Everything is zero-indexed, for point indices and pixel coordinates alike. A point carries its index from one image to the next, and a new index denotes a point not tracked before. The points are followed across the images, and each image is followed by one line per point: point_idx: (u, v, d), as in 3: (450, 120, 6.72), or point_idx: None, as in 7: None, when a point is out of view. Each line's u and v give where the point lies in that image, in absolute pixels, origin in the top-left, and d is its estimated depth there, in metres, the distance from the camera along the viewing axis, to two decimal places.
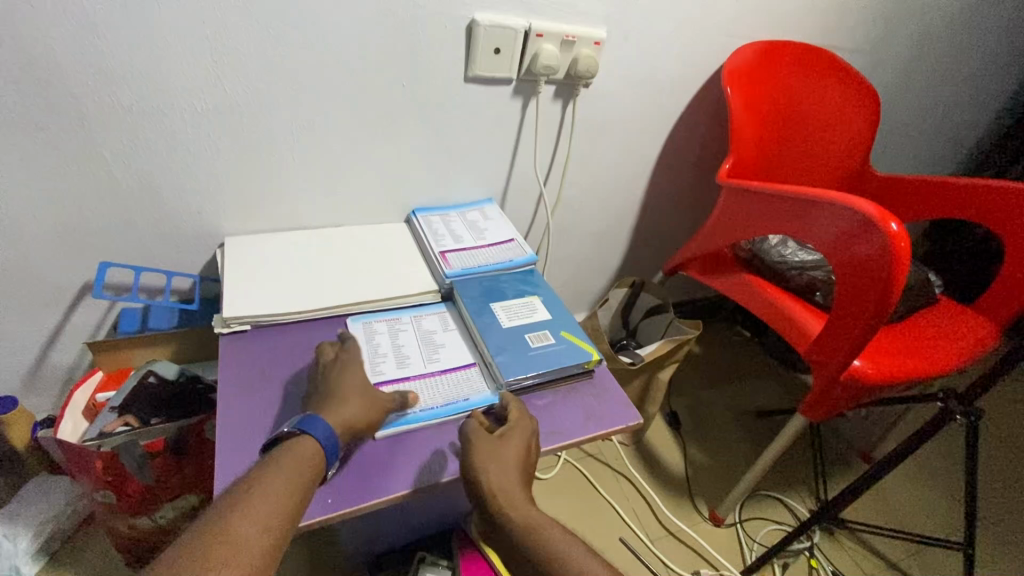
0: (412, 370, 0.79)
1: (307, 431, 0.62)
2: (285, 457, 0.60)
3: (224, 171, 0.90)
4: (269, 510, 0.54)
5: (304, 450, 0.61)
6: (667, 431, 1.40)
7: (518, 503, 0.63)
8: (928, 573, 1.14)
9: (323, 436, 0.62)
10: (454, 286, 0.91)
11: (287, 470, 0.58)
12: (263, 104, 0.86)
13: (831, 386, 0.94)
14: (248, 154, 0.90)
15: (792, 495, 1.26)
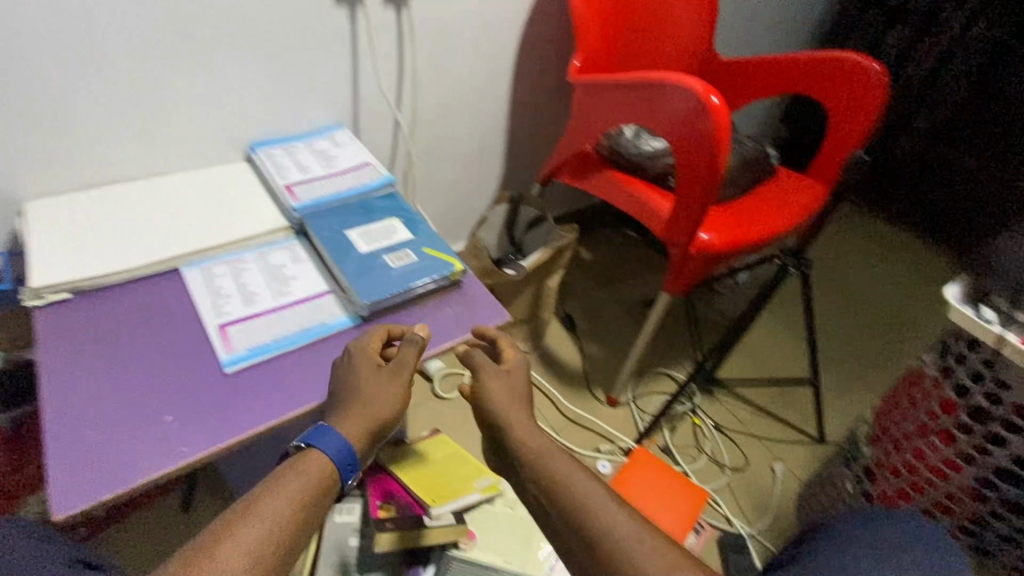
0: (261, 306, 0.77)
1: (314, 445, 0.59)
2: (299, 474, 0.56)
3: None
4: (262, 538, 0.50)
5: (310, 466, 0.57)
6: (564, 334, 1.49)
7: (524, 424, 0.66)
8: (788, 407, 1.33)
9: (335, 449, 0.59)
10: (304, 219, 0.87)
11: (290, 487, 0.54)
12: (18, 29, 0.72)
13: (685, 260, 1.02)
14: (24, 98, 0.77)
15: (677, 367, 1.39)
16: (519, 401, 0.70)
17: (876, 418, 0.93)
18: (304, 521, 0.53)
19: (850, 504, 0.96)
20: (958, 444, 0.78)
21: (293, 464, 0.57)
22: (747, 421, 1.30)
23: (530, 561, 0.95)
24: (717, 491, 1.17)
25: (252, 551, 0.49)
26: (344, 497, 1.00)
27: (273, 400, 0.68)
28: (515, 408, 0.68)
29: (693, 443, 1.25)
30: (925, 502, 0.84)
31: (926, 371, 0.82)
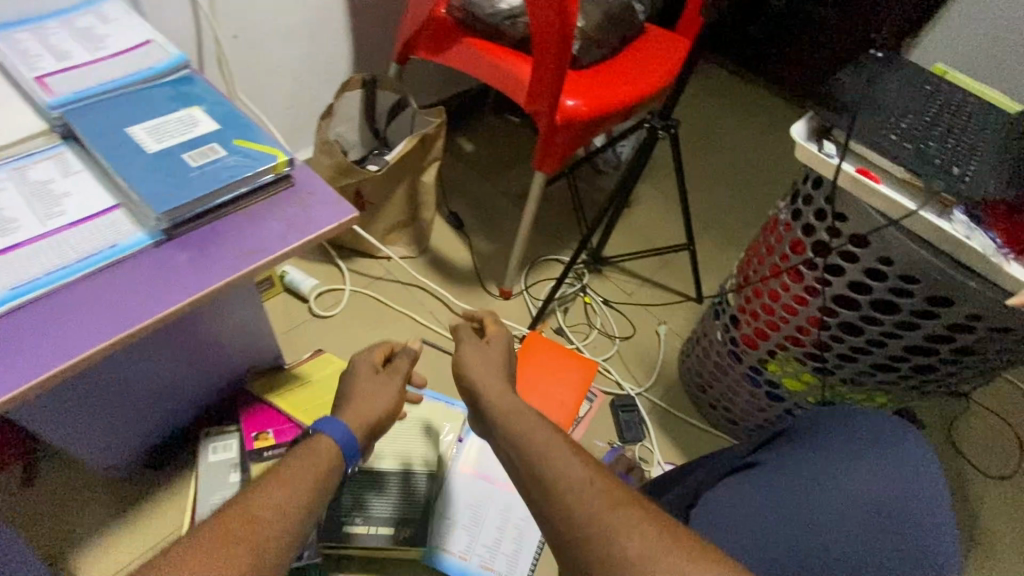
0: (22, 235, 0.61)
1: (322, 430, 0.62)
2: (310, 451, 0.59)
3: None
4: (295, 510, 0.52)
5: (320, 448, 0.60)
6: (451, 232, 1.41)
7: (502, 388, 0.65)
8: (673, 274, 1.39)
9: (339, 435, 0.62)
10: (66, 118, 0.68)
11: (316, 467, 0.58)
12: None
13: (552, 133, 0.95)
14: None
15: (567, 251, 1.38)
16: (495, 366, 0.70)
17: (741, 269, 0.97)
18: (319, 493, 0.55)
19: (720, 352, 1.04)
20: (804, 279, 0.81)
21: (306, 446, 0.60)
22: (634, 293, 1.34)
23: (428, 456, 0.96)
24: (608, 360, 1.22)
25: (279, 512, 0.51)
26: (219, 433, 0.92)
27: (58, 343, 0.56)
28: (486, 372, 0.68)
29: (584, 321, 1.28)
30: (778, 338, 0.89)
31: (780, 217, 0.86)
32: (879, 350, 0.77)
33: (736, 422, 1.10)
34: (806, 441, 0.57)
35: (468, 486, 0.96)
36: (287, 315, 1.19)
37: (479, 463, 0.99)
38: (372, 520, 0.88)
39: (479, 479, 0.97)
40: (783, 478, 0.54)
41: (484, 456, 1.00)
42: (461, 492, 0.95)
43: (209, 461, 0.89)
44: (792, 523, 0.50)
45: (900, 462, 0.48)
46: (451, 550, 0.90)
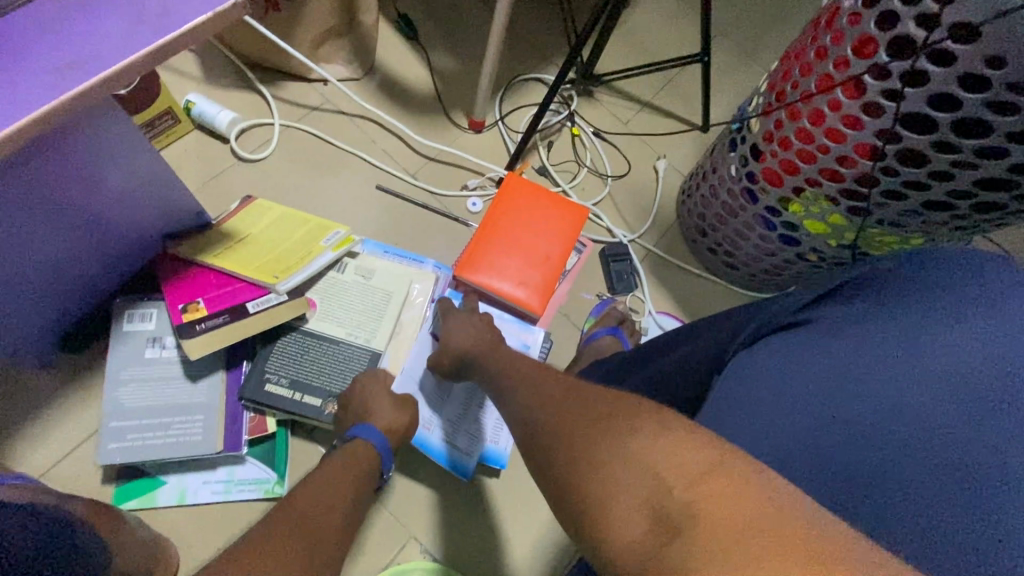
0: None
1: (360, 435, 0.68)
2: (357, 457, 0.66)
3: None
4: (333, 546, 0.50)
5: (361, 455, 0.66)
6: (402, 43, 1.10)
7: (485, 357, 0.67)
8: (676, 96, 1.16)
9: (377, 441, 0.68)
10: None
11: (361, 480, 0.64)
12: None
13: None
14: None
15: (550, 68, 1.11)
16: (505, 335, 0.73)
17: (774, 84, 0.77)
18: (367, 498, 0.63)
19: (731, 190, 0.88)
20: (865, 94, 0.62)
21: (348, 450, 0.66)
22: (630, 121, 1.12)
23: (380, 332, 0.82)
24: (598, 205, 1.06)
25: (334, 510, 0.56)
26: (134, 299, 0.76)
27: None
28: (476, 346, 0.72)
29: (571, 158, 1.08)
30: (810, 173, 0.73)
31: (846, 5, 0.63)
32: (942, 185, 0.63)
33: (737, 268, 1.00)
34: (894, 295, 0.45)
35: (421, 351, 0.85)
36: (206, 160, 0.96)
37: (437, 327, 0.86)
38: (295, 377, 0.77)
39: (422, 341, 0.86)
40: (872, 347, 0.42)
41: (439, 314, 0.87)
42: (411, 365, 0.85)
43: (124, 330, 0.75)
44: (896, 405, 0.39)
45: (1000, 314, 0.41)
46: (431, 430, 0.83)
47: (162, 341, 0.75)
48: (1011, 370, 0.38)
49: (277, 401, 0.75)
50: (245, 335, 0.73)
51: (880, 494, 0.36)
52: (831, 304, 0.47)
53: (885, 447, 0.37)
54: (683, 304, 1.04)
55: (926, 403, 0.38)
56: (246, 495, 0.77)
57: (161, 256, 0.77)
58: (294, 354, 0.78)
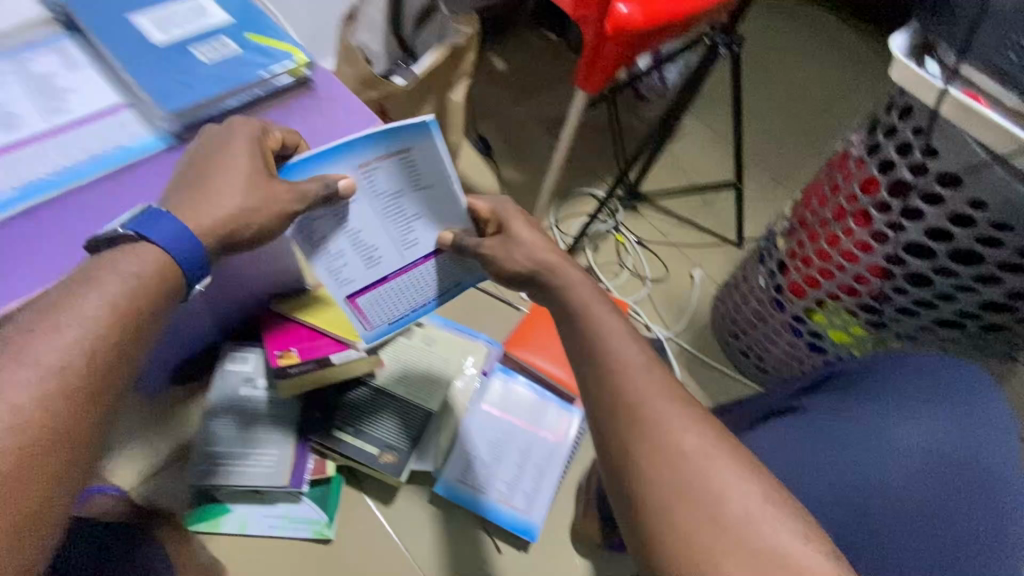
0: (26, 129, 0.57)
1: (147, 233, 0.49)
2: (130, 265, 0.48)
3: None
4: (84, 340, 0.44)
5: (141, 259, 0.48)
6: (479, 159, 1.33)
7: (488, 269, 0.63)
8: (714, 215, 1.30)
9: (165, 239, 0.49)
10: (69, 5, 0.61)
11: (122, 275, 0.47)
12: None
13: (601, 43, 0.85)
14: None
15: (601, 185, 1.29)
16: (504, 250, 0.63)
17: (796, 211, 0.89)
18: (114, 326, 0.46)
19: (760, 298, 0.98)
20: (873, 224, 0.73)
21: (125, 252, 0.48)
22: (670, 233, 1.26)
23: (436, 395, 0.92)
24: (638, 302, 1.17)
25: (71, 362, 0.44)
26: (236, 344, 0.90)
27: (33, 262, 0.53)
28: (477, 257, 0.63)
29: (615, 260, 1.22)
30: (830, 288, 0.82)
31: (852, 153, 0.76)
32: (947, 305, 0.73)
33: (768, 372, 1.06)
34: (864, 391, 0.65)
35: (360, 203, 0.58)
36: None
37: (422, 181, 0.59)
38: (359, 426, 0.88)
39: (321, 173, 0.55)
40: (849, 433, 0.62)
41: (427, 202, 0.61)
42: (318, 227, 0.58)
43: (226, 369, 0.88)
44: (877, 474, 0.59)
45: (948, 411, 0.62)
46: (390, 322, 0.70)
47: (254, 381, 0.88)
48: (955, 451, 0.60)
49: (341, 446, 0.86)
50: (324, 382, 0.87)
51: (878, 507, 0.58)
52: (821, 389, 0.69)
53: (880, 514, 0.57)
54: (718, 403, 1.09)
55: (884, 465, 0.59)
56: (299, 533, 0.86)
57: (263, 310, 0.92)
58: (361, 405, 0.89)
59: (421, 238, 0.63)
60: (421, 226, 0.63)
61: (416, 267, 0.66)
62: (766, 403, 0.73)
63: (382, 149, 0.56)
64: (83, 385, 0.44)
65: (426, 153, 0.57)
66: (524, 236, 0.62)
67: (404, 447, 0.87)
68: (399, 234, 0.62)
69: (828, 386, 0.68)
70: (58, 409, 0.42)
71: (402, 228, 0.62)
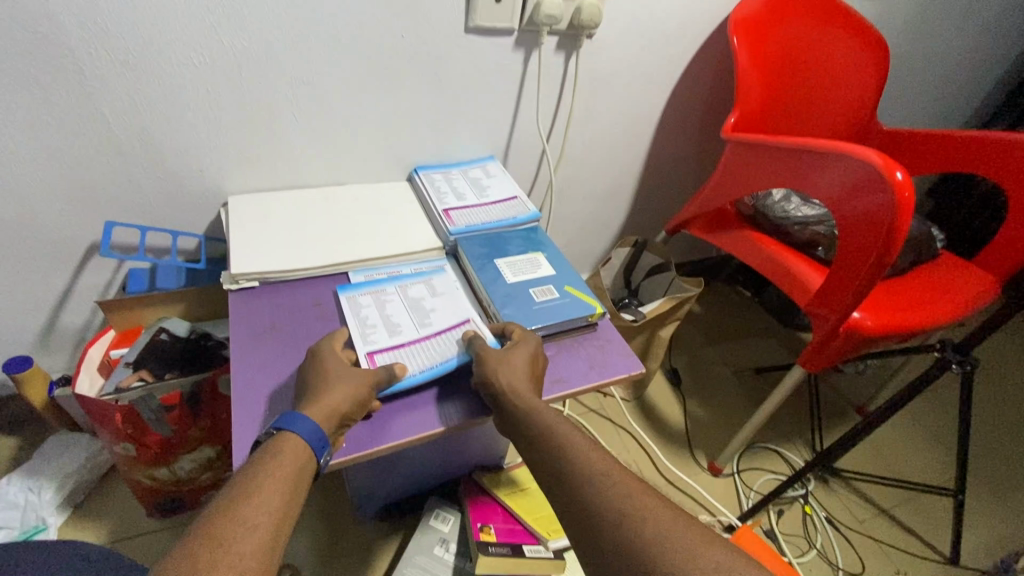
0: (405, 336, 0.77)
1: (287, 429, 0.60)
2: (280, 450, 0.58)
3: (230, 140, 0.90)
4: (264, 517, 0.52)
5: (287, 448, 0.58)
6: (667, 386, 1.44)
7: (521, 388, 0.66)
8: (920, 517, 1.19)
9: (306, 432, 0.60)
10: (458, 243, 0.91)
11: (276, 469, 0.56)
12: (268, 76, 0.85)
13: (833, 336, 0.96)
14: (252, 123, 0.90)
15: (788, 447, 1.30)
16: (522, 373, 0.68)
17: None
18: (292, 482, 0.56)
19: None
20: None
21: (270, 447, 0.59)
22: (866, 522, 1.18)
23: None
24: None
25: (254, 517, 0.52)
26: (439, 503, 1.03)
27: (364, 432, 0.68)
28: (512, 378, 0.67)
29: (802, 533, 1.15)
30: None
31: None
32: None
33: None
34: None
35: (395, 300, 0.82)
36: None
37: (441, 291, 0.85)
38: None
39: (378, 290, 0.84)
40: None
41: (444, 304, 0.83)
42: (363, 309, 0.80)
43: (428, 524, 0.99)
44: None
45: None
46: (397, 378, 0.70)
47: (447, 544, 0.97)
48: None
49: None
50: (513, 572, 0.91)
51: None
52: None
53: None
54: None
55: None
56: None
57: (468, 479, 1.05)
58: None
59: (436, 320, 0.80)
60: (439, 315, 0.81)
61: (430, 341, 0.77)
62: None
63: (420, 278, 0.87)
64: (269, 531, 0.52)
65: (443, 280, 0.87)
66: (517, 360, 0.69)
67: None
68: (416, 316, 0.80)
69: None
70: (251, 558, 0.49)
71: (421, 317, 0.80)
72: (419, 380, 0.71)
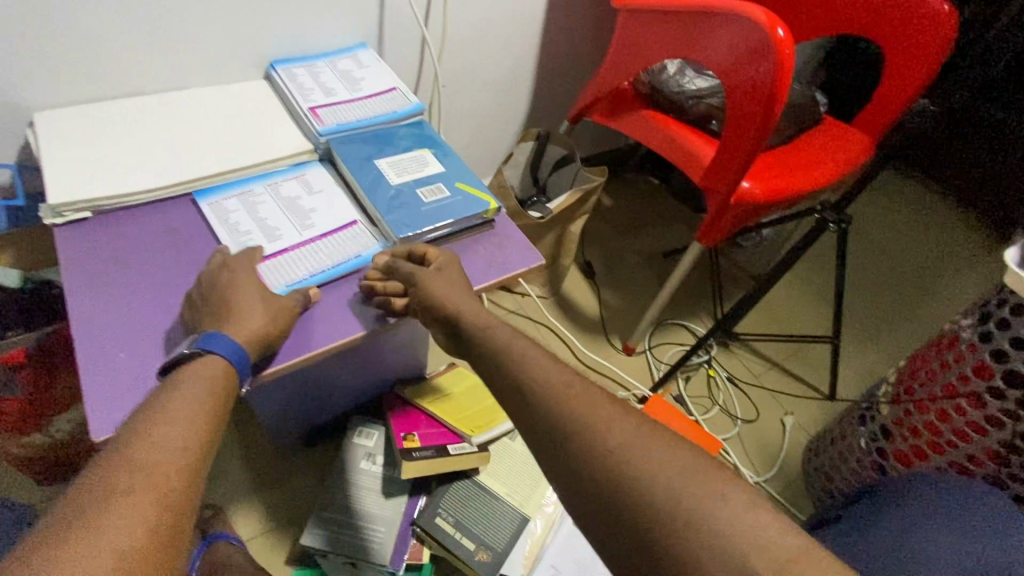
0: (286, 241, 0.72)
1: (209, 350, 0.55)
2: (197, 376, 0.54)
3: (12, 38, 0.71)
4: (183, 437, 0.49)
5: (209, 372, 0.55)
6: (583, 279, 1.47)
7: (466, 302, 0.63)
8: (805, 365, 1.34)
9: (231, 353, 0.56)
10: (331, 145, 0.82)
11: (194, 393, 0.53)
12: None
13: (724, 209, 0.98)
14: (36, 14, 0.71)
15: (694, 320, 1.39)
16: (460, 290, 0.65)
17: (901, 378, 0.93)
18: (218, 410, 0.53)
19: (860, 459, 0.98)
20: (987, 407, 0.77)
21: (182, 370, 0.55)
22: (760, 375, 1.31)
23: (531, 501, 0.97)
24: (727, 440, 1.19)
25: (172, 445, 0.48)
26: (363, 420, 1.02)
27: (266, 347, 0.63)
28: (456, 295, 0.64)
29: (706, 394, 1.26)
30: (942, 463, 0.84)
31: (962, 335, 0.82)
32: None
33: None
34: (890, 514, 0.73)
35: (266, 199, 0.77)
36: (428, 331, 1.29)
37: (318, 189, 0.80)
38: (458, 517, 0.92)
39: (244, 190, 0.77)
40: (882, 535, 0.70)
41: (324, 203, 0.78)
42: (231, 213, 0.74)
43: (352, 441, 0.99)
44: None
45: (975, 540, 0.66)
46: (287, 285, 0.67)
47: (374, 457, 0.97)
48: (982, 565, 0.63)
49: (440, 534, 0.90)
50: (439, 471, 0.93)
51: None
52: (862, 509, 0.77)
53: None
54: None
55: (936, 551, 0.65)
56: None
57: (390, 393, 1.04)
58: (462, 498, 0.94)
59: (319, 222, 0.76)
60: (320, 216, 0.76)
61: (316, 243, 0.73)
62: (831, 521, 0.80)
63: (293, 175, 0.81)
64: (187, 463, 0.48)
65: (320, 177, 0.81)
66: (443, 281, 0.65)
67: (499, 548, 0.90)
68: (295, 218, 0.74)
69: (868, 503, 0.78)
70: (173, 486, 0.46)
71: (300, 218, 0.75)
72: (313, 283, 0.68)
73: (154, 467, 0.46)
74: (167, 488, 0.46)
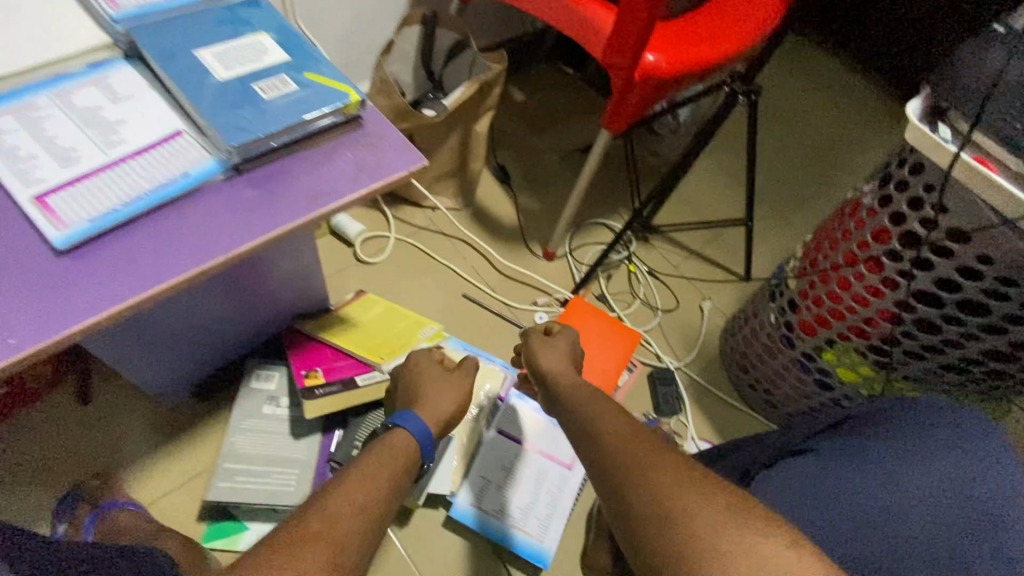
0: (87, 164, 0.58)
1: (399, 424, 0.65)
2: (391, 446, 0.61)
3: None
4: (365, 497, 0.51)
5: (397, 446, 0.62)
6: (497, 185, 1.36)
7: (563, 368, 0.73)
8: (722, 250, 1.34)
9: (416, 431, 0.65)
10: (132, 34, 0.64)
11: (380, 459, 0.58)
12: None
13: (628, 89, 0.90)
14: None
15: (614, 216, 1.34)
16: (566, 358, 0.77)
17: (807, 252, 0.93)
18: (392, 489, 0.55)
19: (770, 334, 1.01)
20: (884, 270, 0.78)
21: (385, 441, 0.62)
22: (679, 265, 1.31)
23: None
24: (648, 332, 1.20)
25: (359, 506, 0.50)
26: (260, 362, 0.93)
27: (71, 304, 0.53)
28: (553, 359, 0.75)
29: (628, 290, 1.25)
30: (841, 328, 0.86)
31: (864, 202, 0.81)
32: (953, 350, 0.77)
33: (776, 406, 1.08)
34: (854, 441, 0.65)
35: (54, 112, 0.60)
36: (331, 258, 1.17)
37: (125, 95, 0.63)
38: None
39: (20, 102, 0.60)
40: (844, 475, 0.62)
41: (135, 111, 0.62)
42: (5, 134, 0.57)
43: (250, 387, 0.90)
44: (883, 514, 0.58)
45: (944, 477, 0.60)
46: (92, 221, 0.55)
47: (278, 400, 0.90)
48: (955, 511, 0.57)
49: None
50: (349, 405, 0.87)
51: (894, 544, 0.55)
52: (838, 435, 0.67)
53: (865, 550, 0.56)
54: (722, 432, 1.11)
55: (917, 505, 0.58)
56: None
57: (288, 329, 0.95)
58: (379, 427, 0.90)
59: (131, 135, 0.61)
60: (132, 128, 0.61)
61: (129, 163, 0.59)
62: (779, 438, 0.72)
63: (88, 79, 0.63)
64: (366, 529, 0.49)
65: (127, 79, 0.64)
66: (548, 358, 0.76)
67: (423, 470, 0.88)
68: (95, 134, 0.59)
69: (846, 428, 0.67)
70: (348, 549, 0.46)
71: (104, 133, 0.60)
72: (127, 218, 0.57)
73: (341, 522, 0.48)
74: (337, 556, 0.45)
